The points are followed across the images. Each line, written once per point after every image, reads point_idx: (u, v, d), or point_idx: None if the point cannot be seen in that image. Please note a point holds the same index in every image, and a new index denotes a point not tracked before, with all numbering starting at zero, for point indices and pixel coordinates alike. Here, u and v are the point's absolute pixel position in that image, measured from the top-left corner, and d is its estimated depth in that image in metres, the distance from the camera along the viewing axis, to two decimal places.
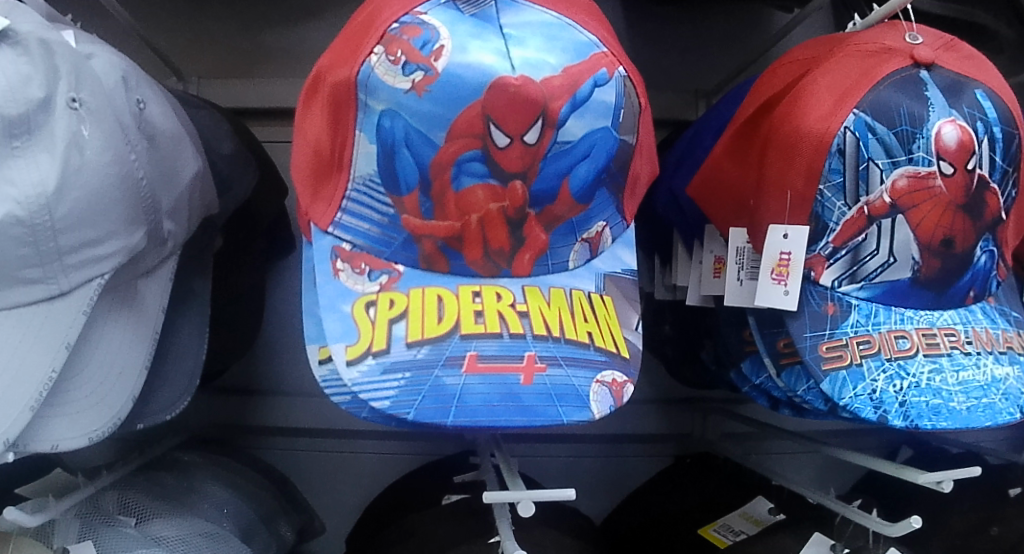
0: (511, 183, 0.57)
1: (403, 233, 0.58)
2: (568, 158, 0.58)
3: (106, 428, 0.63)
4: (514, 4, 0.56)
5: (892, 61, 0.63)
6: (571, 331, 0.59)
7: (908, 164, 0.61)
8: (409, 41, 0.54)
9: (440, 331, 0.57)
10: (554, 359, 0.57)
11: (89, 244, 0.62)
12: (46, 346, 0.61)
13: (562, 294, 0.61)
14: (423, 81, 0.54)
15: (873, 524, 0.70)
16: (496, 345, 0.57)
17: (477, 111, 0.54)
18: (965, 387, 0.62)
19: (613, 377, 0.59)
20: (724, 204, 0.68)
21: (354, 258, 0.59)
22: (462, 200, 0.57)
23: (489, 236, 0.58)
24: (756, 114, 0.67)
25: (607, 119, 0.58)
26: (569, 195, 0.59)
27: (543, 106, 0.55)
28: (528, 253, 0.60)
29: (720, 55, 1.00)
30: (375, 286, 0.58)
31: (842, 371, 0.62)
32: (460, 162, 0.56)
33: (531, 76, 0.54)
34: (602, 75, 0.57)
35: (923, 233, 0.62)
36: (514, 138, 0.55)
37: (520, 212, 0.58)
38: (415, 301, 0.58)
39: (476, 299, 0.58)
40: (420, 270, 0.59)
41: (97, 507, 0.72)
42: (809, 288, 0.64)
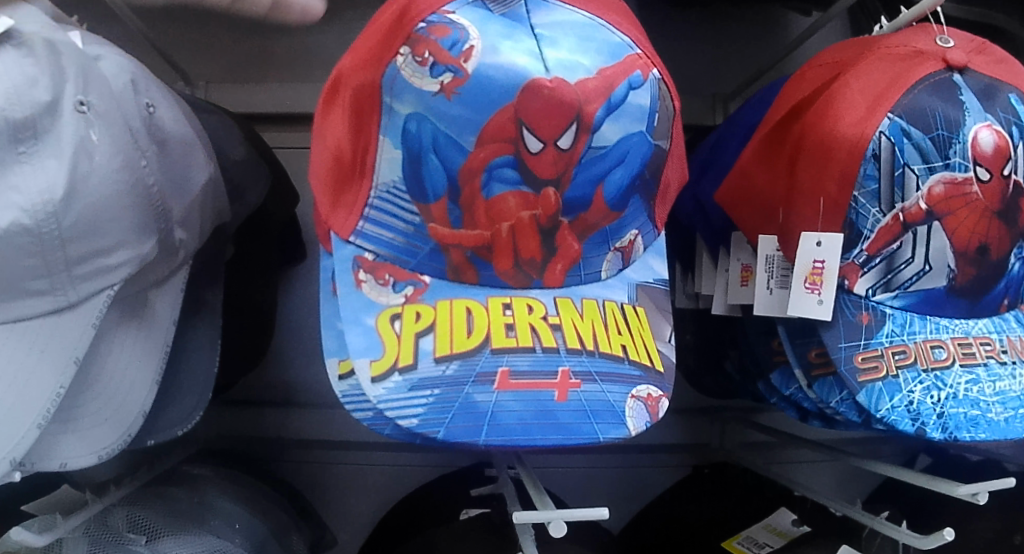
0: (544, 190, 0.55)
1: (430, 243, 0.57)
2: (603, 164, 0.56)
3: (115, 446, 0.61)
4: (546, 3, 0.55)
5: (926, 64, 0.62)
6: (604, 344, 0.58)
7: (945, 170, 0.60)
8: (437, 42, 0.53)
9: (470, 346, 0.55)
10: (588, 375, 0.56)
11: (98, 253, 0.60)
12: (53, 361, 0.59)
13: (595, 306, 0.59)
14: (452, 83, 0.53)
15: (903, 537, 0.68)
16: (529, 360, 0.55)
17: (508, 115, 0.53)
18: (1002, 397, 0.60)
19: (648, 392, 0.58)
20: (755, 211, 0.67)
21: (377, 268, 0.58)
22: (493, 208, 0.55)
23: (519, 245, 0.57)
24: (785, 119, 0.66)
25: (642, 123, 0.57)
26: (603, 202, 0.58)
27: (578, 110, 0.53)
28: (560, 264, 0.58)
29: (738, 59, 0.99)
30: (400, 299, 0.57)
31: (878, 383, 0.60)
32: (491, 169, 0.54)
33: (565, 78, 0.52)
34: (637, 77, 0.56)
35: (959, 240, 0.60)
36: (547, 143, 0.54)
37: (552, 220, 0.56)
38: (443, 313, 0.56)
39: (506, 311, 0.57)
40: (446, 281, 0.57)
41: (106, 526, 0.71)
42: (843, 297, 0.62)
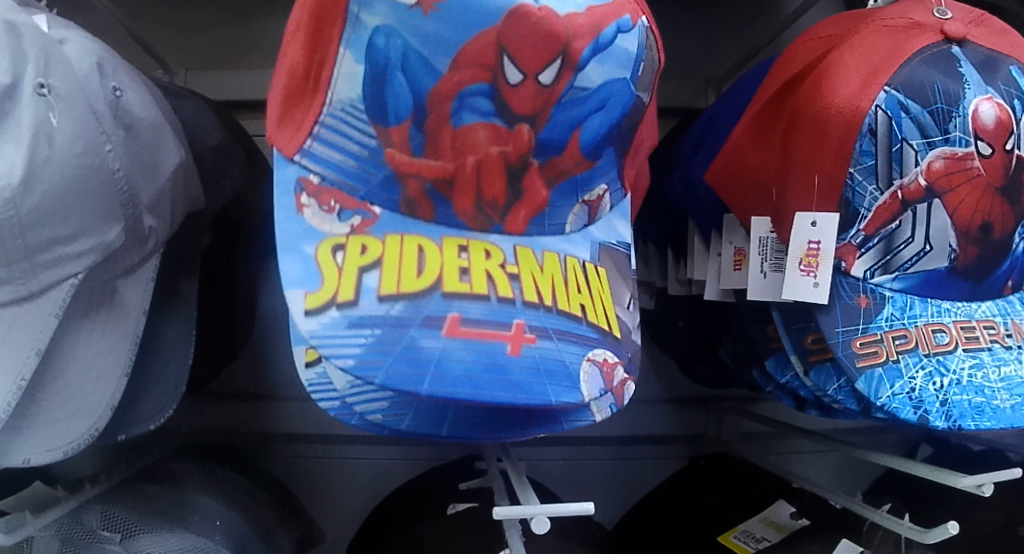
0: (517, 125, 0.53)
1: (384, 170, 0.53)
2: (581, 108, 0.54)
3: (82, 441, 0.59)
4: None
5: (922, 36, 0.59)
6: (563, 300, 0.53)
7: (945, 145, 0.57)
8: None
9: (418, 286, 0.50)
10: (543, 330, 0.51)
11: (60, 241, 0.58)
12: (15, 353, 0.57)
13: (555, 260, 0.55)
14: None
15: (906, 532, 0.65)
16: (482, 308, 0.50)
17: (491, 39, 0.50)
18: (1008, 383, 0.57)
19: (605, 357, 0.53)
20: (746, 192, 0.64)
21: (322, 193, 0.53)
22: (460, 139, 0.52)
23: (484, 183, 0.53)
24: (777, 96, 0.63)
25: (627, 70, 0.54)
26: (577, 147, 0.55)
27: (565, 44, 0.50)
28: (523, 211, 0.55)
29: (732, 40, 0.96)
30: (345, 228, 0.52)
31: (878, 368, 0.58)
32: (462, 96, 0.51)
33: (554, 7, 0.50)
34: (625, 20, 0.53)
35: (961, 219, 0.57)
36: (527, 75, 0.51)
37: (522, 160, 0.54)
38: (391, 249, 0.51)
39: (462, 255, 0.52)
40: (398, 215, 0.53)
41: (79, 523, 0.69)
42: (840, 279, 0.60)
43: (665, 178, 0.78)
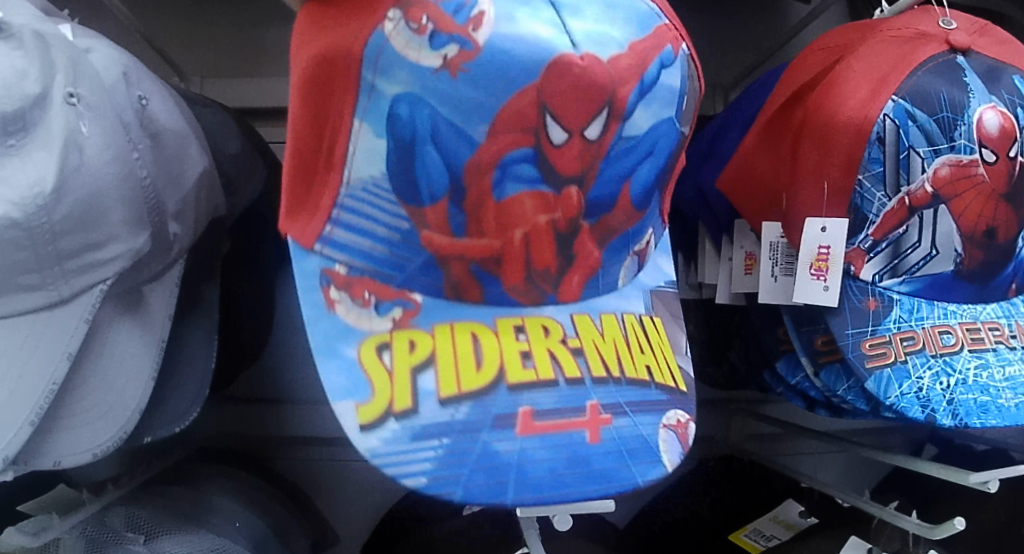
0: (565, 188, 0.50)
1: (422, 254, 0.50)
2: (630, 158, 0.52)
3: (112, 443, 0.60)
4: None
5: (929, 46, 0.61)
6: (632, 368, 0.53)
7: (951, 152, 0.59)
8: (437, 6, 0.46)
9: (481, 382, 0.49)
10: (618, 406, 0.51)
11: (90, 248, 0.59)
12: (46, 357, 0.58)
13: (614, 321, 0.54)
14: (458, 58, 0.46)
15: (914, 528, 0.67)
16: (553, 397, 0.49)
17: (529, 98, 0.47)
18: (1013, 383, 0.59)
19: (677, 418, 0.54)
20: (757, 197, 0.66)
21: (354, 284, 0.50)
22: (505, 211, 0.49)
23: (534, 255, 0.51)
24: (788, 104, 0.65)
25: (672, 107, 0.53)
26: (628, 200, 0.53)
27: (611, 93, 0.48)
28: (576, 276, 0.53)
29: (738, 47, 0.98)
30: (387, 324, 0.50)
31: (887, 369, 0.59)
32: (504, 164, 0.48)
33: (597, 54, 0.47)
34: (667, 52, 0.51)
35: (966, 223, 0.59)
36: (572, 133, 0.48)
37: (572, 224, 0.51)
38: (442, 342, 0.50)
39: (519, 336, 0.51)
40: (442, 300, 0.51)
41: (104, 525, 0.70)
42: (849, 283, 0.61)
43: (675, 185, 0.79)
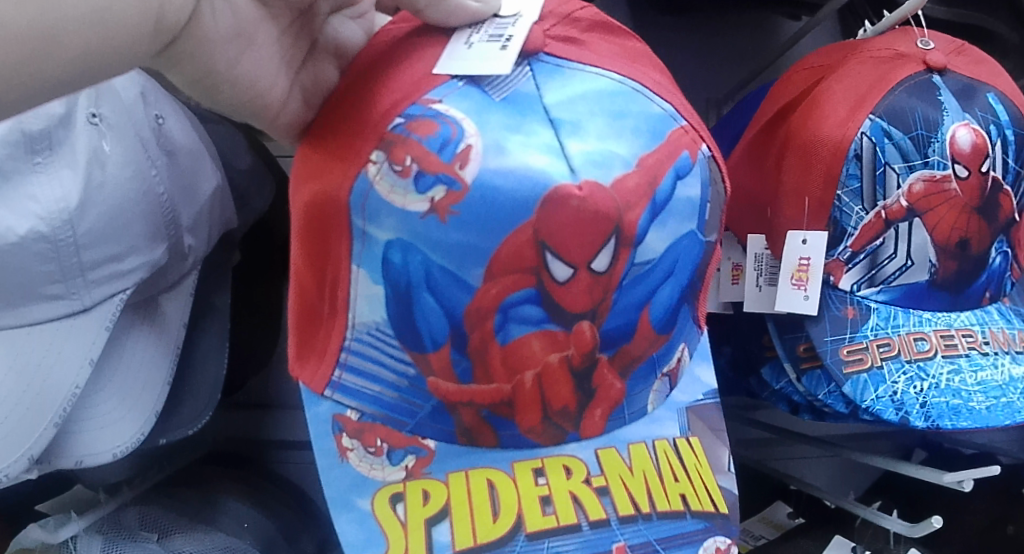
0: (577, 325, 0.49)
1: (432, 400, 0.51)
2: (647, 283, 0.50)
3: (130, 444, 0.64)
4: (560, 70, 0.48)
5: (906, 66, 0.64)
6: (660, 502, 0.54)
7: (925, 168, 0.62)
8: (421, 143, 0.45)
9: (500, 531, 0.52)
10: (648, 545, 0.53)
11: (112, 260, 0.62)
12: (70, 363, 0.62)
13: (643, 451, 0.55)
14: (445, 200, 0.45)
15: (893, 526, 0.70)
16: (576, 540, 0.52)
17: (526, 236, 0.45)
18: (984, 386, 0.63)
19: (716, 545, 0.55)
20: (742, 211, 0.69)
21: (365, 432, 0.53)
22: (511, 356, 0.49)
23: (548, 395, 0.50)
24: (773, 122, 0.68)
25: (692, 221, 0.51)
26: (648, 326, 0.52)
27: (616, 220, 0.46)
28: (599, 409, 0.53)
29: (731, 63, 1.01)
30: (399, 473, 0.53)
31: (863, 374, 0.63)
32: (506, 307, 0.47)
33: (598, 179, 0.46)
34: (682, 159, 0.50)
35: (940, 236, 0.62)
36: (578, 268, 0.47)
37: (588, 359, 0.50)
38: (457, 493, 0.52)
39: (538, 480, 0.52)
40: (456, 446, 0.52)
41: (119, 523, 0.73)
42: (829, 292, 0.65)
43: None
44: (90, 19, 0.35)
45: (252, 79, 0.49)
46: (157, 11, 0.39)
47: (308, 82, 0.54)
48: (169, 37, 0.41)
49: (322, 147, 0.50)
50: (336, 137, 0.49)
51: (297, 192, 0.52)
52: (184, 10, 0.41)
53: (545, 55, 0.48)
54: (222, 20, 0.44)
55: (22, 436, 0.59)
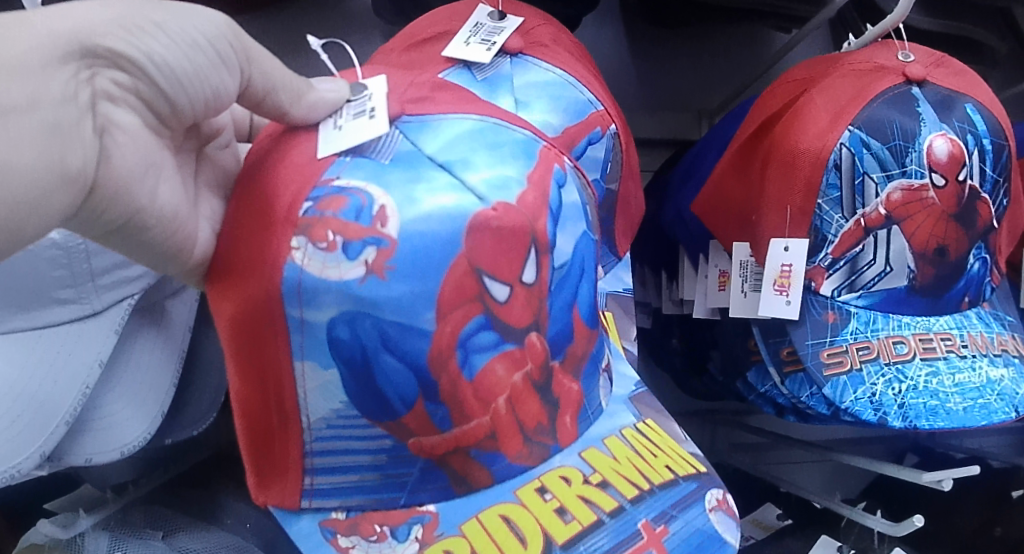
0: (528, 340, 0.49)
1: (418, 463, 0.50)
2: (570, 283, 0.52)
3: (137, 443, 0.66)
4: (427, 123, 0.47)
5: (886, 78, 0.66)
6: (655, 474, 0.55)
7: (902, 178, 0.64)
8: (337, 217, 0.44)
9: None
10: (666, 514, 0.53)
11: (120, 266, 0.64)
12: (79, 364, 0.64)
13: (619, 443, 0.55)
14: (379, 259, 0.44)
15: (878, 525, 0.72)
16: (606, 535, 0.51)
17: (462, 268, 0.45)
18: (961, 388, 0.66)
19: (718, 497, 0.56)
20: (727, 219, 0.71)
21: (360, 524, 0.51)
22: (481, 387, 0.48)
23: (522, 417, 0.50)
24: (756, 134, 0.70)
25: (582, 220, 0.53)
26: (582, 324, 0.53)
27: (531, 232, 0.48)
28: (567, 415, 0.53)
29: (721, 76, 1.03)
30: (413, 546, 0.50)
31: (842, 376, 0.66)
32: (465, 341, 0.47)
33: (506, 201, 0.46)
34: (558, 172, 0.51)
35: (917, 242, 0.64)
36: (513, 285, 0.47)
37: (544, 371, 0.50)
38: (477, 538, 0.50)
39: (545, 497, 0.51)
40: (454, 498, 0.51)
41: (125, 521, 0.75)
42: (811, 298, 0.67)
43: (659, 208, 0.85)
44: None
45: (169, 209, 0.47)
46: (61, 163, 0.37)
47: (209, 211, 0.51)
48: (83, 189, 0.40)
49: (234, 260, 0.47)
50: (244, 242, 0.47)
51: (221, 317, 0.49)
52: (90, 157, 0.39)
53: (407, 115, 0.47)
54: (129, 155, 0.42)
55: (34, 435, 0.62)
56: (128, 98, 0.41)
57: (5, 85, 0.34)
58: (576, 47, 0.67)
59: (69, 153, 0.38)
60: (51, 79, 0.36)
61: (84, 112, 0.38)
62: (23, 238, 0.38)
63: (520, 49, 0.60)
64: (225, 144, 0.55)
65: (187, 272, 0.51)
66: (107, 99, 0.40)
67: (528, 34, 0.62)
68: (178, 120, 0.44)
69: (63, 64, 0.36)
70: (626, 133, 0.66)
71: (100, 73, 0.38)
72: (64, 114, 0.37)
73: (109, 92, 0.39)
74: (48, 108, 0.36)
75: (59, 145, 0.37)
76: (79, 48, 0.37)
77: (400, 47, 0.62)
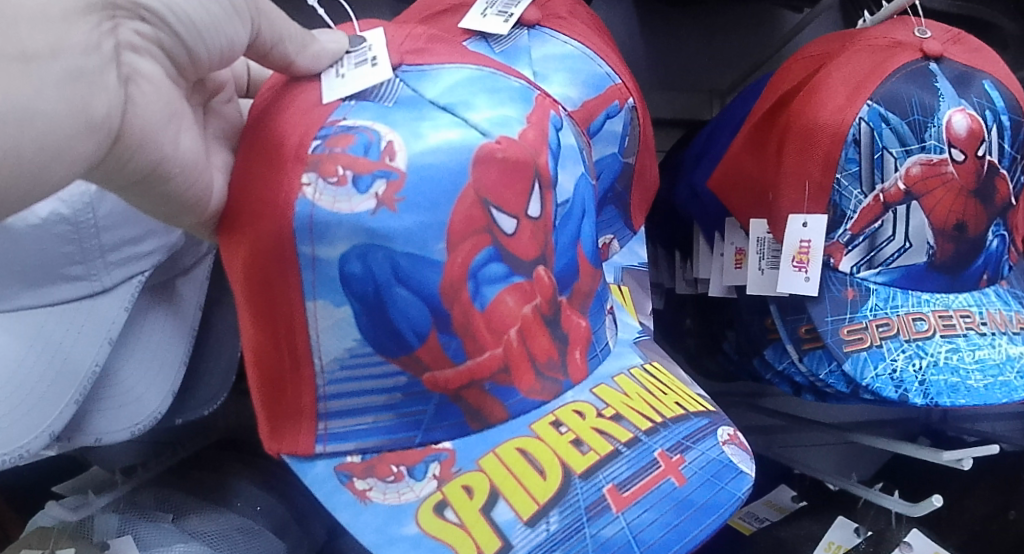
0: (535, 272, 0.49)
1: (433, 399, 0.49)
2: (573, 220, 0.52)
3: (147, 423, 0.66)
4: (425, 73, 0.48)
5: (903, 54, 0.65)
6: (667, 409, 0.55)
7: (921, 152, 0.63)
8: (346, 153, 0.44)
9: (554, 488, 0.49)
10: (681, 445, 0.53)
11: (130, 242, 0.63)
12: (89, 341, 0.64)
13: (629, 380, 0.55)
14: (389, 191, 0.44)
15: (897, 507, 0.73)
16: (624, 464, 0.51)
17: (470, 199, 0.46)
18: (981, 365, 0.66)
19: (727, 432, 0.56)
20: (744, 196, 0.71)
21: (376, 465, 0.50)
22: (493, 318, 0.48)
23: (534, 349, 0.50)
24: (772, 110, 0.70)
25: (580, 162, 0.53)
26: (586, 261, 0.54)
27: (534, 166, 0.48)
28: (578, 350, 0.53)
29: (733, 58, 1.03)
30: (431, 484, 0.49)
31: (863, 352, 0.66)
32: (475, 272, 0.47)
33: (508, 136, 0.47)
34: (555, 117, 0.51)
35: (937, 218, 0.64)
36: (519, 217, 0.48)
37: (553, 304, 0.50)
38: (496, 472, 0.49)
39: (560, 429, 0.51)
40: (470, 435, 0.50)
41: (134, 504, 0.73)
42: (830, 275, 0.67)
43: (672, 188, 0.84)
44: (16, 124, 0.33)
45: (190, 157, 0.47)
46: (85, 111, 0.36)
47: (219, 162, 0.51)
48: (108, 137, 0.39)
49: (243, 205, 0.48)
50: (252, 185, 0.47)
51: (232, 264, 0.50)
52: (114, 106, 0.39)
53: (406, 65, 0.48)
54: (152, 103, 0.42)
55: (43, 413, 0.61)
56: (150, 48, 0.41)
57: (26, 32, 0.33)
58: (593, 20, 0.67)
59: (92, 100, 0.37)
60: (74, 29, 0.35)
61: (108, 63, 0.38)
62: (44, 189, 0.37)
63: (537, 21, 0.60)
64: (227, 99, 0.55)
65: (200, 222, 0.51)
66: (130, 50, 0.39)
67: (544, 6, 0.61)
68: (194, 70, 0.45)
69: (86, 14, 0.36)
70: (645, 110, 0.66)
71: (123, 24, 0.38)
72: (87, 63, 0.36)
73: (132, 42, 0.39)
74: (72, 56, 0.35)
75: (84, 92, 0.36)
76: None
77: (416, 19, 0.61)
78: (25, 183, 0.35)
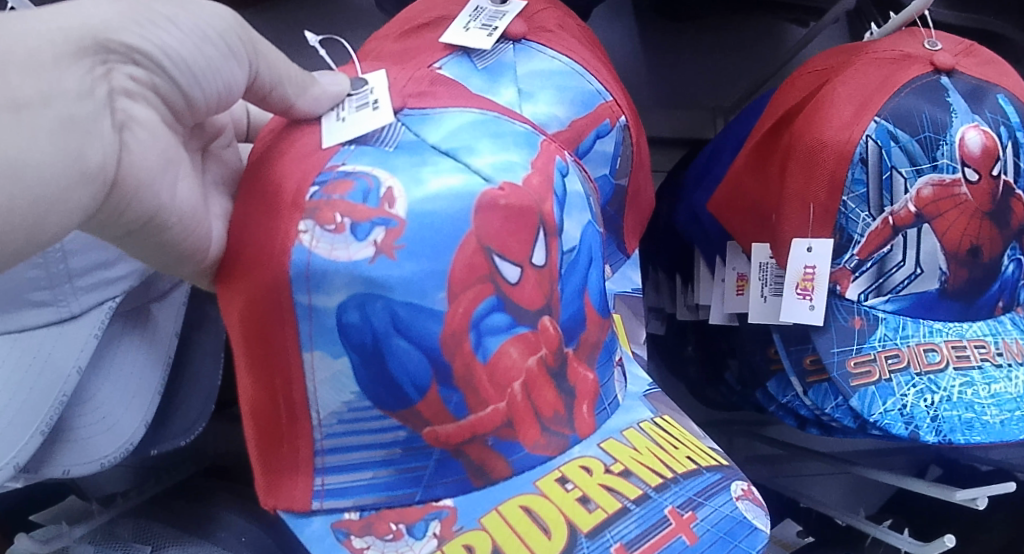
0: (540, 322, 0.46)
1: (434, 453, 0.46)
2: (579, 271, 0.49)
3: (117, 454, 0.63)
4: (427, 116, 0.45)
5: (912, 68, 0.61)
6: (678, 464, 0.51)
7: (933, 172, 0.59)
8: (344, 200, 0.42)
9: (560, 547, 0.46)
10: (692, 501, 0.49)
11: (100, 267, 0.61)
12: (54, 371, 0.60)
13: (637, 434, 0.52)
14: (388, 239, 0.42)
15: (905, 544, 0.69)
16: (633, 523, 0.47)
17: (473, 247, 0.43)
18: (998, 399, 0.62)
19: (741, 486, 0.52)
20: (747, 221, 0.67)
21: (375, 522, 0.47)
22: (496, 370, 0.45)
23: (538, 404, 0.47)
24: (773, 129, 0.66)
25: (586, 211, 0.50)
26: (593, 312, 0.51)
27: (539, 214, 0.45)
28: (585, 405, 0.50)
29: (736, 73, 0.99)
30: (432, 542, 0.46)
31: (871, 387, 0.62)
32: (477, 322, 0.44)
33: (512, 182, 0.45)
34: (561, 163, 0.48)
35: (950, 242, 0.60)
36: (524, 266, 0.45)
37: (560, 356, 0.47)
38: (499, 531, 0.46)
39: (567, 486, 0.47)
40: (473, 491, 0.47)
41: (112, 535, 0.71)
42: (835, 303, 0.63)
43: (672, 208, 0.81)
44: (8, 178, 0.31)
45: (187, 206, 0.45)
46: (79, 160, 0.35)
47: (219, 208, 0.48)
48: (103, 187, 0.37)
49: (241, 254, 0.45)
50: (250, 233, 0.44)
51: (230, 315, 0.47)
52: (109, 154, 0.37)
53: (408, 108, 0.45)
54: (149, 152, 0.40)
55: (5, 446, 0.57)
56: (145, 93, 0.39)
57: (17, 79, 0.32)
58: (584, 33, 0.64)
59: (88, 148, 0.35)
60: (66, 75, 0.34)
61: (102, 109, 0.36)
62: (37, 242, 0.35)
63: (523, 34, 0.56)
64: (226, 143, 0.53)
65: (200, 270, 0.48)
66: (125, 95, 0.37)
67: (532, 18, 0.58)
68: (191, 115, 0.43)
69: (78, 59, 0.34)
70: (638, 128, 0.62)
71: (116, 69, 0.36)
72: (79, 110, 0.34)
73: (127, 88, 0.37)
74: (64, 104, 0.33)
75: (78, 141, 0.34)
76: (94, 41, 0.35)
77: (395, 34, 0.57)
78: (21, 237, 0.34)
